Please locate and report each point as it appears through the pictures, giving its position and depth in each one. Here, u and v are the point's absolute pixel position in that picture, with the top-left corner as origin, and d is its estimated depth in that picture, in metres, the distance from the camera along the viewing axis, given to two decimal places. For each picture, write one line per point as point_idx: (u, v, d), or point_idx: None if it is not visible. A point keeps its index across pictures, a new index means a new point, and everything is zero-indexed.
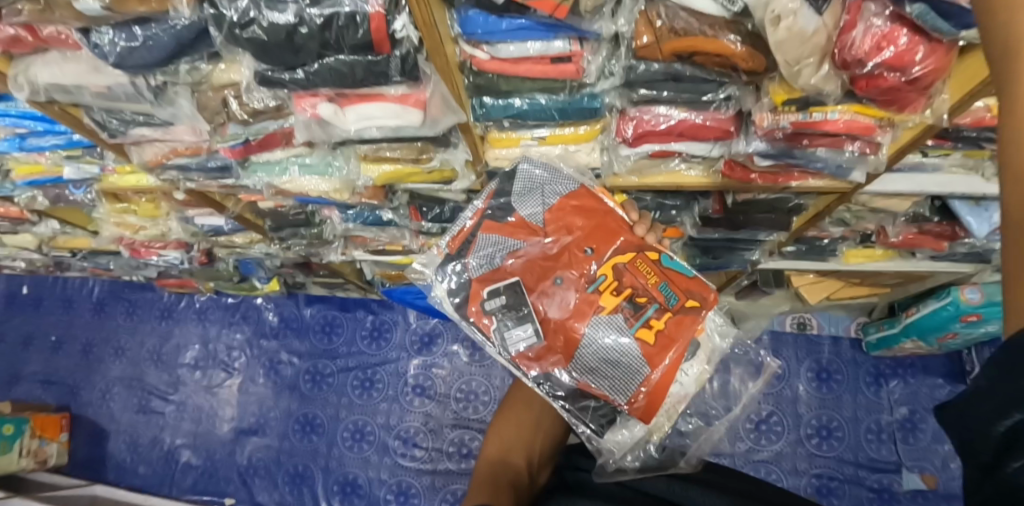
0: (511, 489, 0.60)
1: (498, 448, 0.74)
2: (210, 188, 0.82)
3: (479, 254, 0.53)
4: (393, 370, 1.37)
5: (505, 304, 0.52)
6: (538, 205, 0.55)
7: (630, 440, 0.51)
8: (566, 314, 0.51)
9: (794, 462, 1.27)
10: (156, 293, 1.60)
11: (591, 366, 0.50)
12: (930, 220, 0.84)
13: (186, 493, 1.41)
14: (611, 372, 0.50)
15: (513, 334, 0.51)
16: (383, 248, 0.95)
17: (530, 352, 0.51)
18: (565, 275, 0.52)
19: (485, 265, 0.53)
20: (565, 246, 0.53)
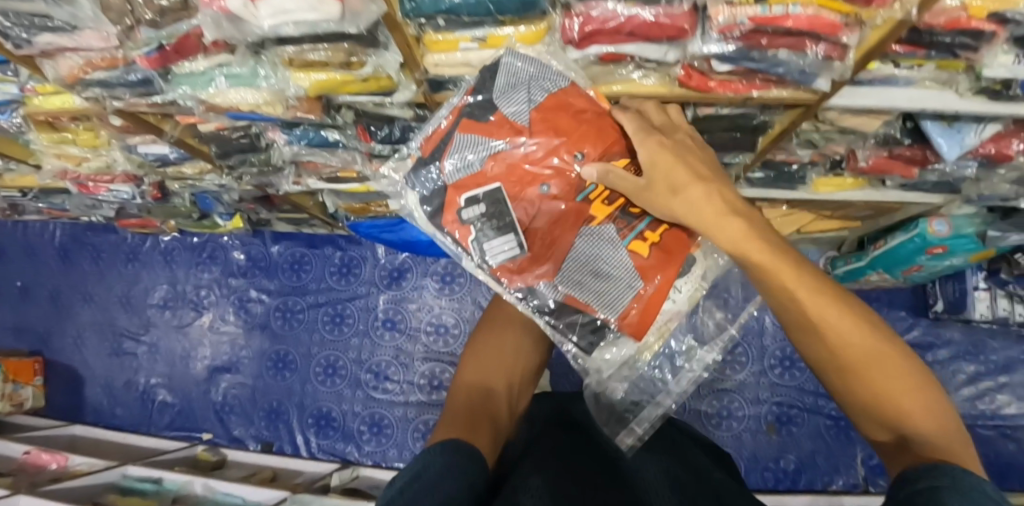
0: (489, 421, 0.61)
1: (476, 376, 0.70)
2: (141, 108, 0.76)
3: (455, 157, 0.45)
4: (363, 305, 1.36)
5: (485, 213, 0.45)
6: (524, 102, 0.46)
7: (622, 359, 0.49)
8: (552, 223, 0.46)
9: (756, 391, 1.30)
10: (118, 234, 1.54)
11: (578, 279, 0.47)
12: (901, 143, 0.80)
13: (164, 431, 1.43)
14: (602, 285, 0.46)
15: (493, 246, 0.45)
16: (337, 174, 0.91)
17: (512, 265, 0.46)
18: (553, 181, 0.45)
19: (463, 168, 0.45)
20: (552, 147, 0.45)
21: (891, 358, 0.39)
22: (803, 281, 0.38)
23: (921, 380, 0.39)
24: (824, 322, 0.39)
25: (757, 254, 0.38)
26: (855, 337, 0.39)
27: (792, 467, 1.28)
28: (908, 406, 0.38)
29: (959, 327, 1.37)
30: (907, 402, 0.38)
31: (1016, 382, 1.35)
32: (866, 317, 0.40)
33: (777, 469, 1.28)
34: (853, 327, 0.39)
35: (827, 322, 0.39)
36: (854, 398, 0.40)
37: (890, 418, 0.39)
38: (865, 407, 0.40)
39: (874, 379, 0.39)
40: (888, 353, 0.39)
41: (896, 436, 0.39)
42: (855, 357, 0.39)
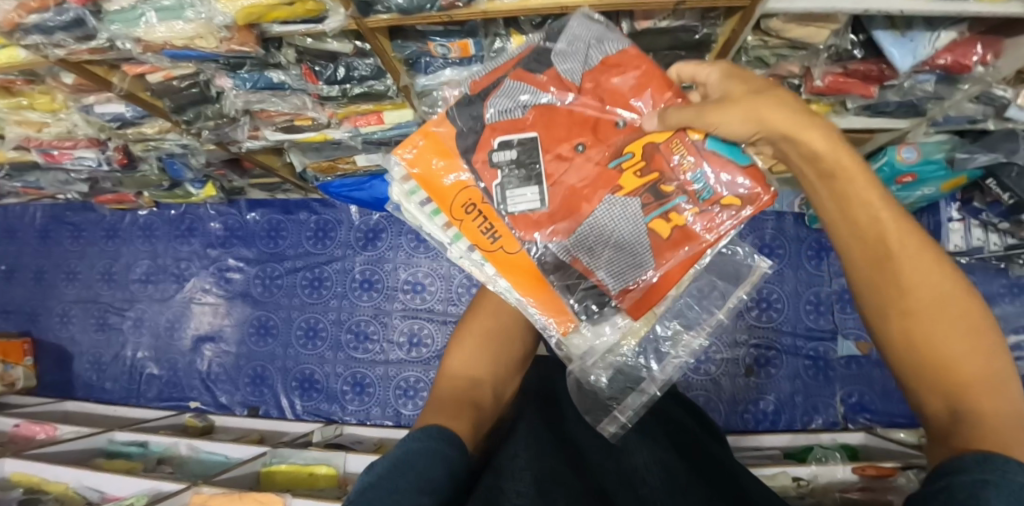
0: (473, 409, 0.56)
1: (461, 364, 0.62)
2: (85, 57, 0.75)
3: (500, 99, 0.43)
4: (340, 268, 1.36)
5: (515, 159, 0.42)
6: (579, 61, 0.43)
7: (602, 348, 0.44)
8: (580, 183, 0.42)
9: (734, 334, 1.31)
10: (98, 212, 1.55)
11: (591, 245, 0.42)
12: (855, 58, 0.79)
13: (153, 402, 1.45)
14: (614, 257, 0.42)
15: (515, 192, 0.42)
16: (292, 122, 0.91)
17: (531, 216, 0.43)
18: (588, 143, 0.42)
19: (505, 113, 0.43)
20: (603, 110, 0.42)
21: (961, 314, 0.39)
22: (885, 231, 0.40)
23: (984, 342, 0.39)
24: (897, 269, 0.40)
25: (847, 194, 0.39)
26: (925, 285, 0.40)
27: (772, 408, 1.29)
28: (972, 373, 0.38)
29: None
30: (968, 364, 0.38)
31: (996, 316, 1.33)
32: (933, 269, 0.41)
33: (757, 410, 1.29)
34: (922, 279, 0.40)
35: (900, 267, 0.40)
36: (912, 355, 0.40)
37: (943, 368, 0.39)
38: (917, 362, 0.40)
39: (924, 332, 0.39)
40: (952, 309, 0.39)
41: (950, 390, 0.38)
42: (919, 311, 0.40)
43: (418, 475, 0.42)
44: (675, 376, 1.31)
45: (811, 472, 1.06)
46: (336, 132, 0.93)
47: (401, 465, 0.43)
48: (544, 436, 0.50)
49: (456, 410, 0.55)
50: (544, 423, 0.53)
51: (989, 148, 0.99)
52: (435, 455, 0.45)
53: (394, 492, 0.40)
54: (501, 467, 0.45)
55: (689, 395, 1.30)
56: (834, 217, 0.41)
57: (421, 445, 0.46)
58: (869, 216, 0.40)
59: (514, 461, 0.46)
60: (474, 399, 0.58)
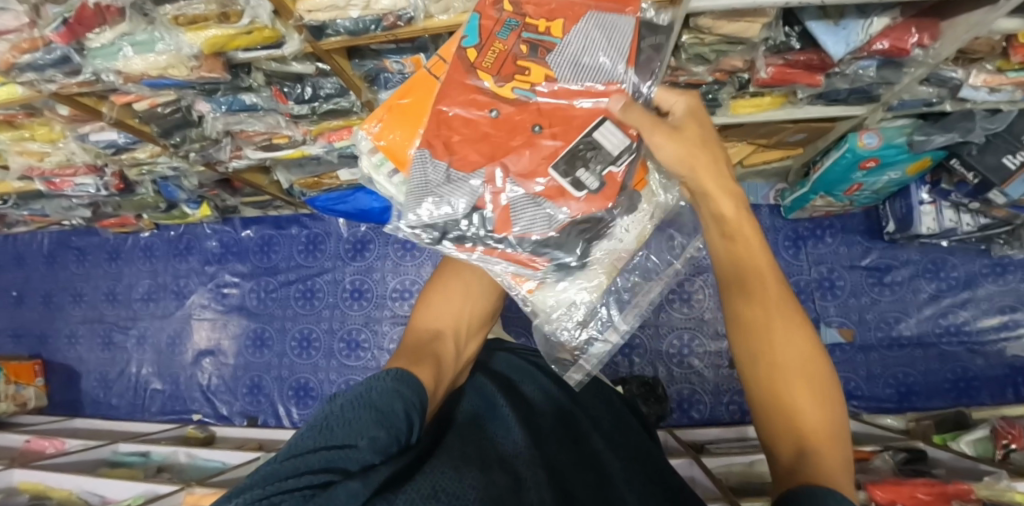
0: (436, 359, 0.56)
1: (428, 320, 0.64)
2: (73, 89, 0.82)
3: (467, 212, 0.44)
4: (330, 279, 1.42)
5: (525, 197, 0.44)
6: (439, 174, 0.43)
7: (565, 301, 0.48)
8: (535, 151, 0.43)
9: (716, 326, 1.32)
10: (101, 236, 1.63)
11: (590, 159, 0.43)
12: (794, 49, 0.83)
13: (157, 416, 1.51)
14: (599, 154, 0.43)
15: (544, 216, 0.44)
16: (270, 140, 0.97)
17: (581, 201, 0.43)
18: (502, 110, 0.43)
19: (468, 198, 0.43)
20: (465, 113, 0.43)
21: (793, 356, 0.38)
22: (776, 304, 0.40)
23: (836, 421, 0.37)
24: (792, 362, 0.39)
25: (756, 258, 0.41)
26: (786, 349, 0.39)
27: None
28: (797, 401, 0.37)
29: (917, 247, 1.35)
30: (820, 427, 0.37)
31: (979, 297, 1.32)
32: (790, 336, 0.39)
33: (742, 401, 1.30)
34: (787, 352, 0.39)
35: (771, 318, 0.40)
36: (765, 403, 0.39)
37: (797, 435, 0.37)
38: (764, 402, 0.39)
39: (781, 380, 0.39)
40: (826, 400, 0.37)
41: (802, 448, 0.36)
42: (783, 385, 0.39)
43: (373, 414, 0.41)
44: (658, 369, 1.33)
45: None
46: (313, 147, 0.99)
47: (359, 399, 0.42)
48: (520, 421, 0.54)
49: (416, 358, 0.55)
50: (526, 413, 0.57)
51: (945, 129, 1.00)
52: (395, 395, 0.44)
53: (348, 424, 0.38)
54: (473, 437, 0.49)
55: (672, 388, 1.32)
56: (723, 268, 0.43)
57: (382, 387, 0.44)
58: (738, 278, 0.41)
59: (484, 436, 0.50)
60: (436, 345, 0.59)
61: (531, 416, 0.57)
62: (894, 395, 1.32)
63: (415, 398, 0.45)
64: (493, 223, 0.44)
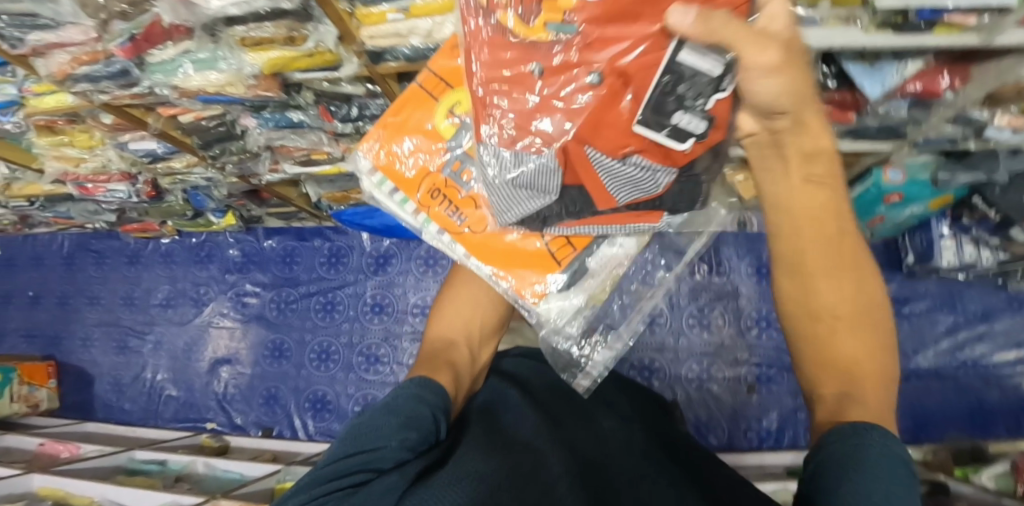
0: (449, 366, 0.59)
1: (441, 328, 0.67)
2: (124, 101, 0.84)
3: (540, 191, 0.37)
4: (352, 292, 1.43)
5: (606, 163, 0.34)
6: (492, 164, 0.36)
7: (571, 309, 0.52)
8: (597, 109, 0.30)
9: (735, 353, 1.33)
10: (122, 240, 1.64)
11: (676, 102, 0.30)
12: (830, 87, 0.85)
13: (171, 423, 1.51)
14: (693, 93, 0.30)
15: (633, 173, 0.35)
16: (309, 156, 0.98)
17: (678, 150, 0.33)
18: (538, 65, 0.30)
19: (536, 178, 0.35)
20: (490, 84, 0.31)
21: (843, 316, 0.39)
22: (822, 240, 0.38)
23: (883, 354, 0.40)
24: (821, 306, 0.40)
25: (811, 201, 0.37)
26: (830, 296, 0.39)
27: (775, 426, 1.30)
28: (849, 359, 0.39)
29: (935, 279, 1.36)
30: (866, 362, 0.39)
31: (997, 331, 1.33)
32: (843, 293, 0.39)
33: (760, 428, 1.30)
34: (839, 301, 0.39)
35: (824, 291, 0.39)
36: (797, 324, 0.41)
37: (847, 372, 0.39)
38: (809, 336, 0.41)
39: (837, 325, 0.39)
40: (874, 345, 0.39)
41: (850, 380, 0.38)
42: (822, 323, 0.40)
43: (397, 416, 0.43)
44: (676, 393, 1.33)
45: None
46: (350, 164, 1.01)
47: (386, 406, 0.45)
48: (534, 409, 0.55)
49: (433, 367, 0.58)
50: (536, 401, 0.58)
51: (970, 168, 1.01)
52: (417, 399, 0.47)
53: (379, 430, 0.41)
54: (490, 425, 0.50)
55: (690, 414, 1.32)
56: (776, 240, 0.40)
57: (404, 394, 0.47)
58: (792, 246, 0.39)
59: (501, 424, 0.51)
60: (451, 354, 0.62)
61: (545, 406, 0.58)
62: (910, 426, 1.32)
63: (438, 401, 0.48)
64: (592, 196, 0.37)
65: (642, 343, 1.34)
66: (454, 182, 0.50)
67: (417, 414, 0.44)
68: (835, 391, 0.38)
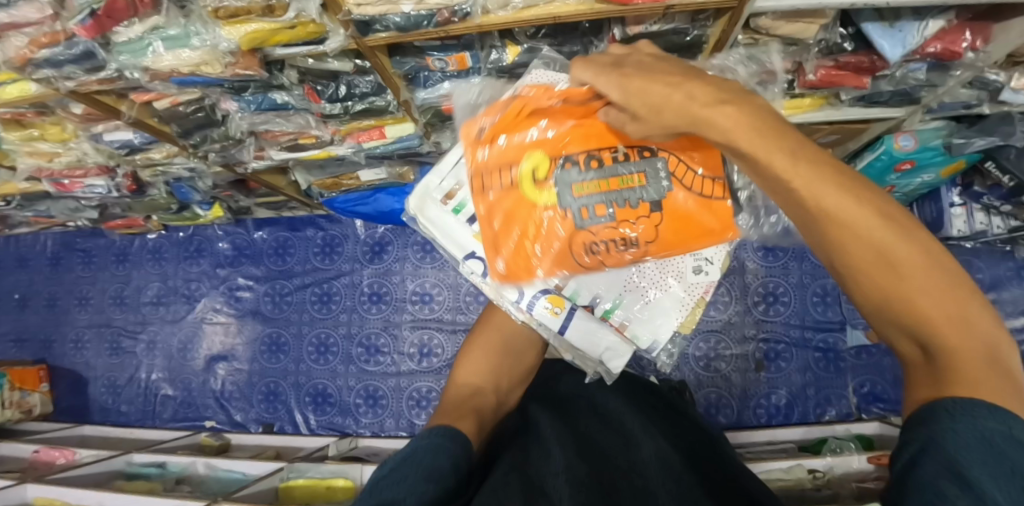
0: (476, 415, 0.58)
1: (467, 373, 0.65)
2: (93, 87, 0.77)
3: None
4: (348, 282, 1.38)
5: None
6: None
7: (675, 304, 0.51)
8: None
9: (742, 330, 1.29)
10: (108, 238, 1.59)
11: None
12: (846, 51, 0.79)
13: (168, 423, 1.48)
14: None
15: None
16: (297, 141, 0.93)
17: None
18: None
19: None
20: None
21: (921, 271, 0.35)
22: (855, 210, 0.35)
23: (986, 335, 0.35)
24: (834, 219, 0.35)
25: (672, 101, 0.38)
26: (878, 239, 0.35)
27: (784, 402, 1.26)
28: (939, 311, 0.35)
29: (943, 248, 1.30)
30: (942, 314, 0.35)
31: (1005, 299, 1.28)
32: (896, 221, 0.35)
33: (769, 405, 1.26)
34: (923, 280, 0.35)
35: (907, 260, 0.35)
36: (923, 305, 0.35)
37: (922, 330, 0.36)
38: (892, 322, 0.37)
39: (909, 281, 0.35)
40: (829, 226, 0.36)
41: (922, 344, 0.36)
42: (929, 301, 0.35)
43: (413, 450, 0.47)
44: (684, 373, 1.29)
45: (826, 464, 0.99)
46: (339, 149, 0.96)
47: (405, 461, 0.45)
48: (559, 476, 0.45)
49: (456, 413, 0.57)
50: (568, 465, 0.46)
51: (985, 133, 0.96)
52: (437, 449, 0.47)
53: (396, 481, 0.42)
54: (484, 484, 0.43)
55: (700, 392, 1.28)
56: (870, 244, 0.35)
57: (424, 441, 0.48)
58: (862, 244, 0.35)
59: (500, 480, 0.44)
60: (482, 403, 0.61)
61: (573, 464, 0.47)
62: None
63: (436, 466, 0.45)
64: None
65: None
66: (602, 210, 0.49)
67: (400, 475, 0.43)
68: (915, 348, 0.37)
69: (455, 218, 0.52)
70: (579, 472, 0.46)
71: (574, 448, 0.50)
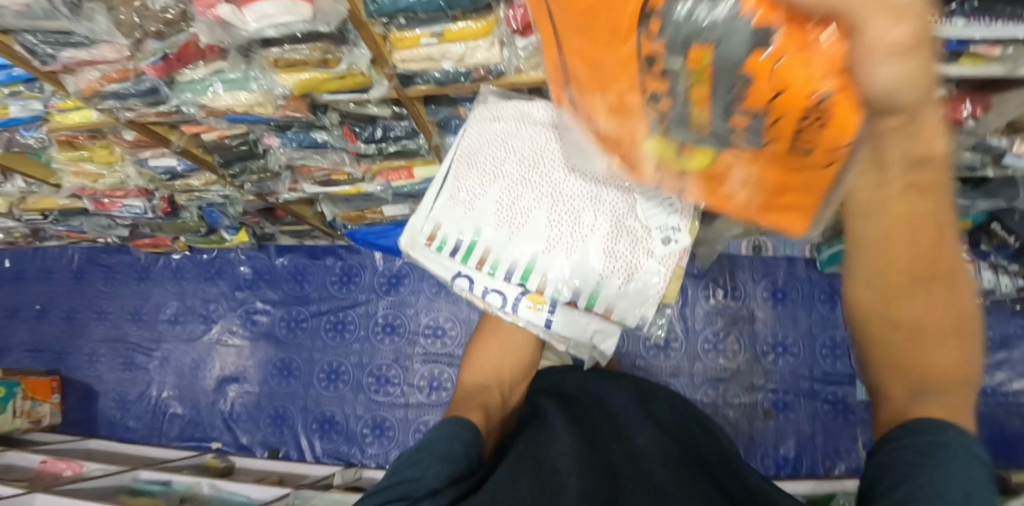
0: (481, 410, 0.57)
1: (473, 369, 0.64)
2: (149, 117, 0.83)
3: None
4: (363, 312, 1.42)
5: None
6: None
7: (647, 274, 0.56)
8: None
9: (750, 379, 1.30)
10: (133, 255, 1.64)
11: None
12: None
13: (175, 441, 1.49)
14: None
15: None
16: (330, 177, 0.99)
17: None
18: None
19: None
20: None
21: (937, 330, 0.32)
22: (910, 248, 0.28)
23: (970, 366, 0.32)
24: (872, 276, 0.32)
25: None
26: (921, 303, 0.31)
27: (791, 453, 1.26)
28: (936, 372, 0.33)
29: None
30: (950, 370, 0.33)
31: (1015, 360, 1.28)
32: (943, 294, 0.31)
33: (775, 456, 1.26)
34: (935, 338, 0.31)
35: (931, 327, 0.32)
36: (885, 343, 0.34)
37: (899, 370, 0.34)
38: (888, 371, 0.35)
39: (925, 344, 0.32)
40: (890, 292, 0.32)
41: (918, 383, 0.33)
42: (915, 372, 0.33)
43: (427, 438, 0.48)
44: None
45: None
46: (369, 186, 1.02)
47: (422, 447, 0.47)
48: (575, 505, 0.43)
49: (462, 407, 0.57)
50: (581, 494, 0.44)
51: (991, 195, 0.98)
52: (454, 439, 0.48)
53: (414, 471, 0.44)
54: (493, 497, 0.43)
55: None
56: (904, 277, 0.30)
57: (443, 430, 0.49)
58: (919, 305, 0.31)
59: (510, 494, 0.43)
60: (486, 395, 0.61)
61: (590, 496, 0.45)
62: None
63: (450, 463, 0.45)
64: None
65: (654, 367, 1.32)
66: None
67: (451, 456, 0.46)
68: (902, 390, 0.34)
69: (440, 254, 0.59)
70: (590, 501, 0.44)
71: (590, 471, 0.48)
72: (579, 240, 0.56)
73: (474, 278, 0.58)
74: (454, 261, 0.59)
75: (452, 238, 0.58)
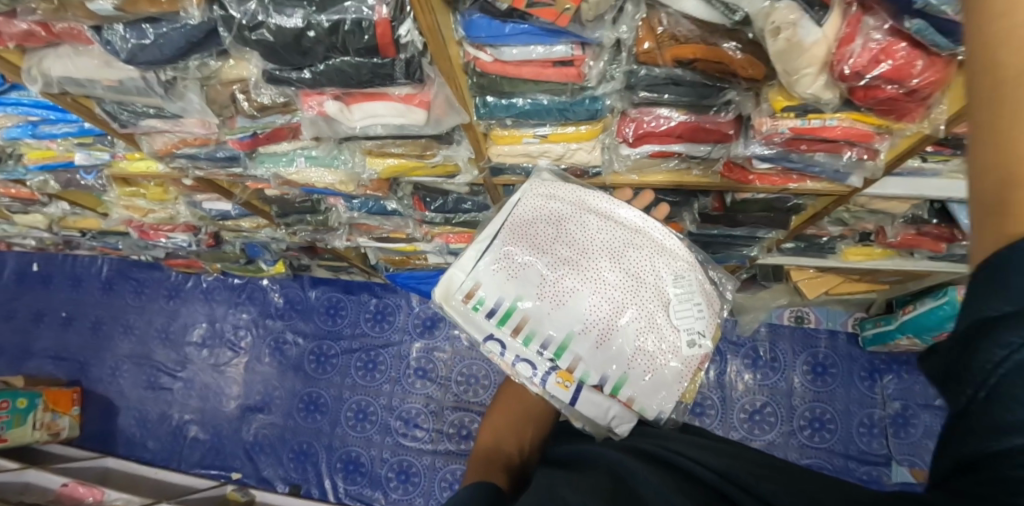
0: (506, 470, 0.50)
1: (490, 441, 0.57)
2: (218, 176, 0.82)
3: None
4: (395, 353, 1.40)
5: None
6: None
7: (669, 374, 0.52)
8: None
9: (786, 452, 1.28)
10: (164, 273, 1.63)
11: None
12: (929, 222, 0.83)
13: (194, 467, 1.47)
14: None
15: None
16: (387, 235, 0.98)
17: None
18: None
19: None
20: None
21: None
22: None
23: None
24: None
25: None
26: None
27: None
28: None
29: None
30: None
31: None
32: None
33: None
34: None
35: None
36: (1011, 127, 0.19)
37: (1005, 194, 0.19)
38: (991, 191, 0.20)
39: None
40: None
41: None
42: None
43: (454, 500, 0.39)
44: None
45: None
46: (426, 244, 1.01)
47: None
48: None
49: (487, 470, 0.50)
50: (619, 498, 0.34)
51: None
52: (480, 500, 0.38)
53: None
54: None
55: None
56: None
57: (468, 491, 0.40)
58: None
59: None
60: (505, 457, 0.54)
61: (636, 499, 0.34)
62: None
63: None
64: None
65: None
66: None
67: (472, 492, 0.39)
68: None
69: (475, 314, 0.54)
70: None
71: (641, 478, 0.37)
72: (614, 329, 0.52)
73: (507, 344, 0.53)
74: (488, 322, 0.54)
75: (493, 300, 0.53)
